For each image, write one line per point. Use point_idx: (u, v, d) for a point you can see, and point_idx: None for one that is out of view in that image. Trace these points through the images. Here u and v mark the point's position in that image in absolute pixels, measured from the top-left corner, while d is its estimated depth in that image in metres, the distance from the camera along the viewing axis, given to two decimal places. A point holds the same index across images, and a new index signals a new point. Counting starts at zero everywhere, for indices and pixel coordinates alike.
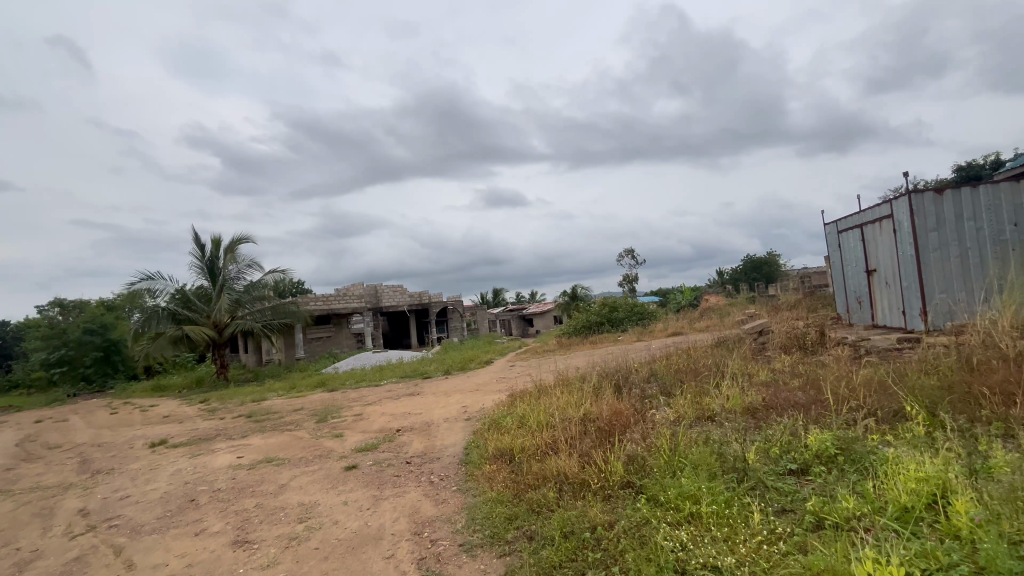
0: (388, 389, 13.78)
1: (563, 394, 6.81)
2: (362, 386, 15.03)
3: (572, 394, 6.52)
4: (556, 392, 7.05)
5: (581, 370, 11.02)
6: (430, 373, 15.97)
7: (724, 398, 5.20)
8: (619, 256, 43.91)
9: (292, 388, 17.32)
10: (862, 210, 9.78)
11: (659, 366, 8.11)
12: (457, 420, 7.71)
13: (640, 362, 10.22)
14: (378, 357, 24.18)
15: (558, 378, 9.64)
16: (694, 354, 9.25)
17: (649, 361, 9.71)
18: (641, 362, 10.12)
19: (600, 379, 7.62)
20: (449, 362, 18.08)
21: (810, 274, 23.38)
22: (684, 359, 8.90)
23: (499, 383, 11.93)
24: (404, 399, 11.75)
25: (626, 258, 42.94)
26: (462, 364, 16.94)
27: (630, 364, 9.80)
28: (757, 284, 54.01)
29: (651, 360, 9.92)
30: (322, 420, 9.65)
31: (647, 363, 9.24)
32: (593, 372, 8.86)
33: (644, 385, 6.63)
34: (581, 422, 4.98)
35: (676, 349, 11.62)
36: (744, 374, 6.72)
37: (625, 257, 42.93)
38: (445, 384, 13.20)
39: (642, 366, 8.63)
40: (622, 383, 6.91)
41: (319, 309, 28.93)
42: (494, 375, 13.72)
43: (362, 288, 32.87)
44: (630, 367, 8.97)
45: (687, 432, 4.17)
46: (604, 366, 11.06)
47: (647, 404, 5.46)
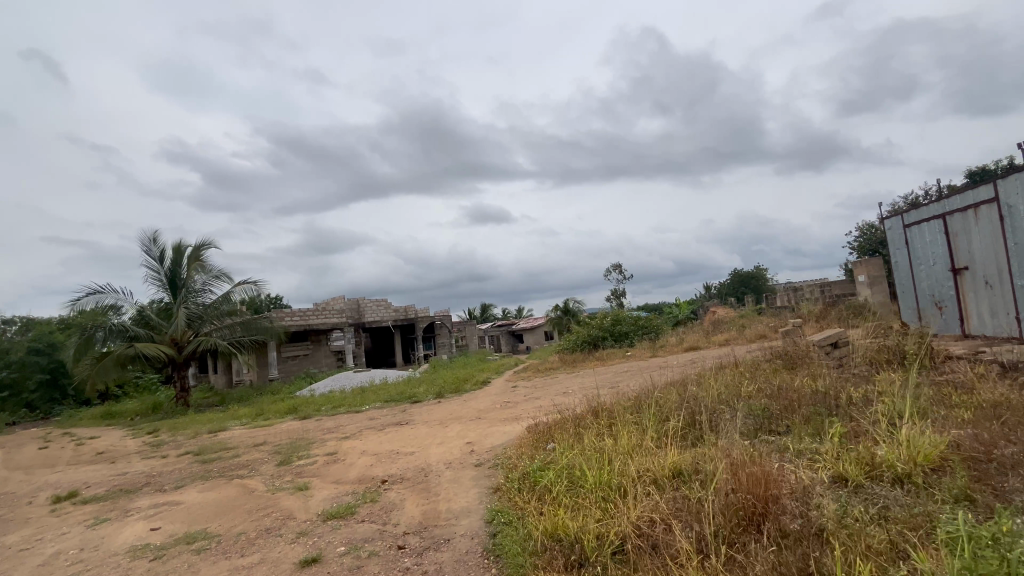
0: (370, 416, 11.65)
1: (612, 433, 4.92)
2: (340, 413, 12.87)
3: (630, 434, 4.66)
4: (600, 429, 5.17)
5: (606, 396, 9.10)
6: (419, 396, 13.86)
7: (885, 441, 3.43)
8: (612, 269, 42.55)
9: (259, 414, 15.02)
10: (942, 197, 8.24)
11: (725, 390, 6.29)
12: (464, 466, 5.73)
13: (681, 384, 8.36)
14: (359, 377, 21.92)
15: (585, 406, 7.72)
16: (754, 373, 7.44)
17: (696, 383, 7.85)
18: (683, 384, 8.26)
19: (653, 409, 5.77)
20: (440, 382, 15.98)
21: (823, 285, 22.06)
22: (745, 379, 7.09)
23: (505, 410, 9.94)
24: (392, 430, 9.71)
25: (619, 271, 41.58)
26: (456, 385, 14.89)
27: (672, 387, 7.94)
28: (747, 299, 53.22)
29: (697, 382, 8.06)
30: (284, 461, 7.55)
31: (698, 385, 7.40)
32: (634, 399, 6.99)
33: (728, 417, 4.79)
34: (685, 491, 3.12)
35: (716, 367, 9.80)
36: (860, 403, 4.96)
37: (618, 271, 41.58)
38: (439, 410, 11.15)
39: (696, 390, 6.79)
40: (692, 415, 5.08)
41: (295, 325, 26.55)
42: (496, 398, 11.71)
43: (343, 302, 30.59)
44: (679, 390, 7.12)
45: (920, 536, 2.36)
46: (634, 391, 9.16)
47: (764, 453, 3.65)
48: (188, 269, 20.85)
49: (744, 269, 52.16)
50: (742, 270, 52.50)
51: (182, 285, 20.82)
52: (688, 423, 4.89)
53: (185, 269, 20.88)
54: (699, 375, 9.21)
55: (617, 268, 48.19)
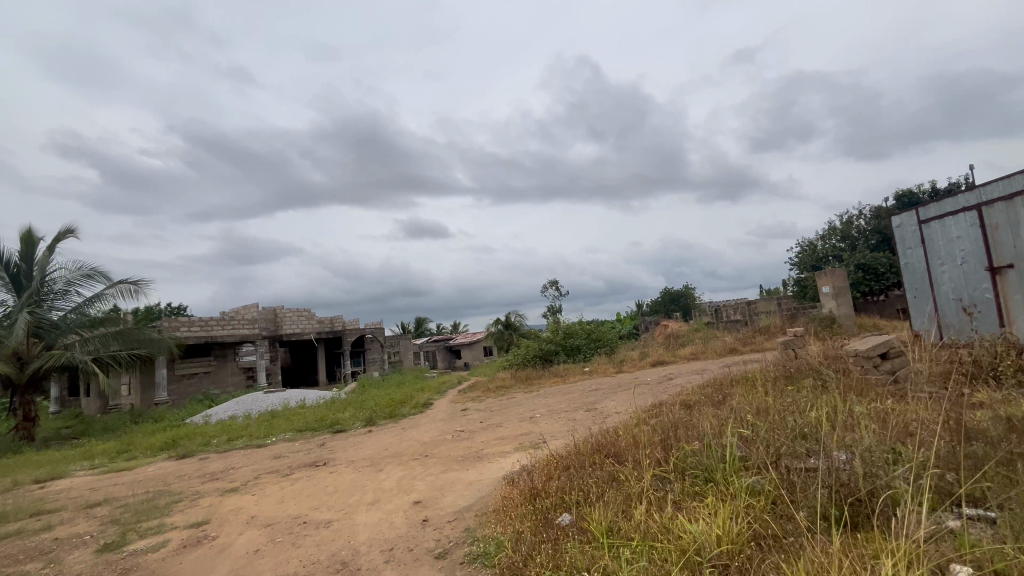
0: (274, 453, 8.79)
1: (672, 503, 3.04)
2: (236, 448, 9.82)
3: (710, 505, 2.82)
4: (640, 486, 3.27)
5: (590, 429, 7.11)
6: (344, 423, 11.08)
7: None
8: (554, 284, 41.52)
9: (126, 450, 11.43)
10: (976, 186, 7.23)
11: (775, 416, 4.60)
12: (416, 560, 3.42)
13: (687, 410, 6.57)
14: (272, 399, 18.38)
15: (574, 444, 5.68)
16: (790, 393, 5.76)
17: (713, 407, 6.06)
18: (690, 410, 6.47)
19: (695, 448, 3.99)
20: (370, 405, 13.23)
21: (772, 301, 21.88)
22: (788, 400, 5.37)
23: (459, 444, 7.60)
24: (304, 475, 7.03)
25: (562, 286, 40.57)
26: (391, 408, 12.25)
27: (682, 414, 6.11)
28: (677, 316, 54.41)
29: (712, 407, 6.28)
30: (113, 543, 4.72)
31: (718, 410, 5.64)
32: (645, 430, 5.14)
33: (858, 457, 2.98)
34: None
35: (714, 388, 8.14)
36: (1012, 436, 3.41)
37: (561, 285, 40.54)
38: (372, 443, 8.60)
39: (726, 417, 5.06)
40: (772, 452, 3.37)
41: (194, 337, 22.31)
42: (445, 426, 9.33)
43: (257, 312, 26.49)
44: (698, 418, 5.35)
45: None
46: (624, 421, 7.22)
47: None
48: (44, 263, 16.57)
49: (677, 289, 53.04)
50: (677, 289, 53.48)
51: (35, 283, 16.46)
52: (773, 466, 3.19)
53: (39, 263, 16.58)
54: (700, 397, 7.47)
55: (556, 284, 47.50)
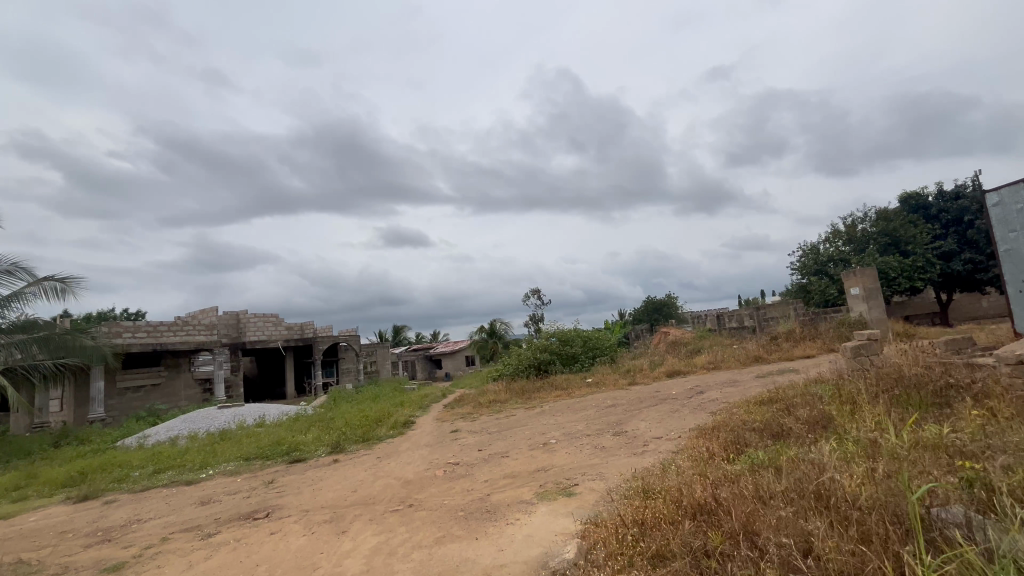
0: (203, 497, 6.58)
1: None
2: (159, 486, 7.56)
3: None
4: None
5: (636, 468, 5.28)
6: (305, 449, 8.93)
7: None
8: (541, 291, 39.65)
9: (23, 484, 8.98)
10: None
11: (997, 461, 2.90)
12: None
13: (771, 443, 4.86)
14: (226, 416, 15.90)
15: (632, 501, 3.95)
16: (936, 422, 4.11)
17: (818, 441, 4.39)
18: (777, 443, 4.78)
19: (904, 542, 2.33)
20: (339, 424, 11.03)
21: (779, 306, 20.47)
22: (955, 433, 3.69)
23: (454, 486, 5.59)
24: (232, 536, 4.89)
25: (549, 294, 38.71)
26: (364, 428, 10.12)
27: (773, 450, 4.43)
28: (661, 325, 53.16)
29: (810, 439, 4.61)
30: None
31: (833, 444, 4.02)
32: (747, 482, 3.48)
33: None
34: None
35: (779, 407, 6.42)
36: None
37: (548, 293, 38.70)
38: (338, 481, 6.51)
39: (866, 461, 3.48)
40: None
41: (139, 345, 19.61)
42: (433, 455, 7.30)
43: (217, 317, 23.78)
44: (815, 459, 3.73)
45: None
46: (680, 454, 5.43)
47: None
48: None
49: (664, 297, 51.82)
50: (663, 297, 52.31)
51: None
52: None
53: None
54: (771, 419, 5.73)
55: (539, 293, 45.76)
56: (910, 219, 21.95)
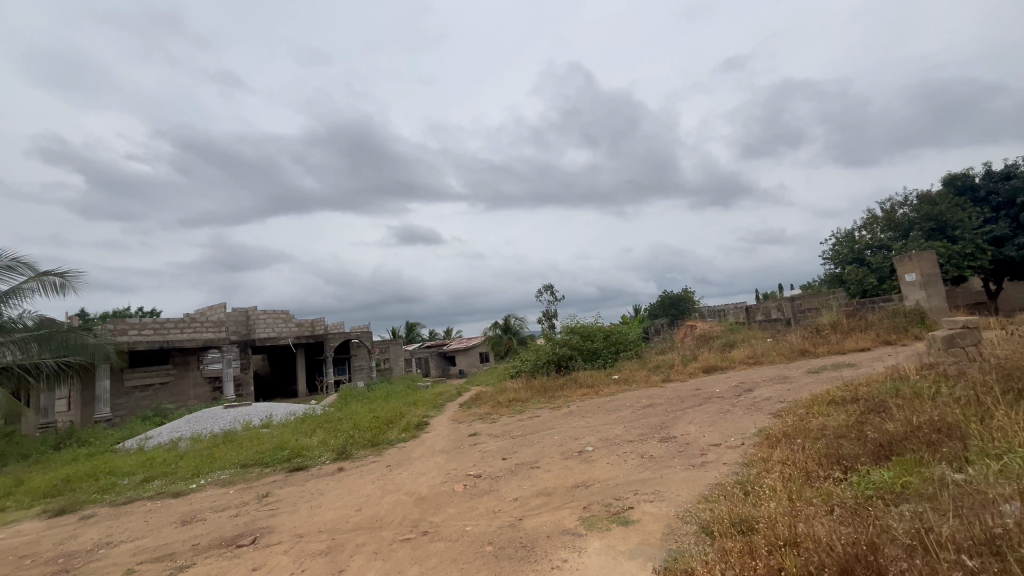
0: (186, 515, 5.68)
1: None
2: (143, 499, 6.71)
3: None
4: None
5: (701, 487, 4.30)
6: (308, 456, 8.05)
7: None
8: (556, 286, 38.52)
9: (7, 493, 8.25)
10: None
11: None
12: None
13: (878, 460, 3.86)
14: (232, 415, 15.15)
15: (721, 544, 2.97)
16: None
17: (957, 462, 3.38)
18: (887, 460, 3.78)
19: None
20: (348, 426, 10.14)
21: (815, 297, 19.14)
22: None
23: (477, 506, 4.64)
24: (207, 572, 3.96)
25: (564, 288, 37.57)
26: (374, 430, 9.22)
27: (892, 471, 3.45)
28: (678, 320, 51.66)
29: (939, 456, 3.58)
30: None
31: (1001, 470, 2.99)
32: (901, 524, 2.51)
33: None
34: None
35: (863, 411, 5.37)
36: None
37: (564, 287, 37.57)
38: (341, 496, 5.59)
39: None
40: None
41: (145, 342, 19.04)
42: (450, 464, 6.34)
43: (226, 313, 23.17)
44: (983, 493, 2.73)
45: None
46: (753, 470, 4.43)
47: None
48: None
49: (682, 291, 50.33)
50: (681, 291, 50.81)
51: None
52: None
53: None
54: (861, 425, 4.71)
55: (552, 288, 44.63)
56: (958, 201, 20.37)
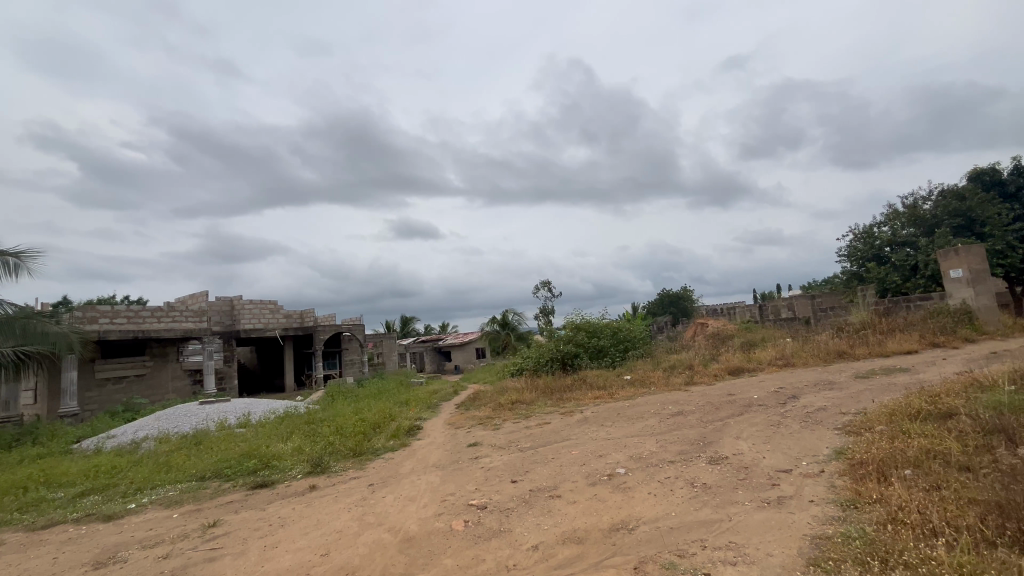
0: (105, 553, 4.42)
1: None
2: (68, 522, 5.45)
3: None
4: None
5: (796, 542, 3.10)
6: (277, 467, 6.80)
7: None
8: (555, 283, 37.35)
9: None
10: None
11: None
12: None
13: None
14: (207, 412, 13.87)
15: None
16: None
17: None
18: None
19: None
20: (329, 430, 8.89)
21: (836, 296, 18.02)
22: None
23: (482, 558, 3.42)
24: None
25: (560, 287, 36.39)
26: (358, 437, 7.98)
27: None
28: (676, 319, 50.54)
29: None
30: None
31: None
32: None
33: None
34: None
35: (978, 434, 4.17)
36: None
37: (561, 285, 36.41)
38: (305, 532, 4.34)
39: None
40: None
41: (118, 332, 17.72)
42: (446, 488, 5.10)
43: (208, 302, 21.80)
44: None
45: None
46: (864, 517, 3.23)
47: None
48: None
49: (682, 289, 49.29)
50: (681, 289, 49.73)
51: None
52: None
53: None
54: (1005, 459, 3.49)
55: (549, 285, 43.48)
56: (988, 196, 19.23)
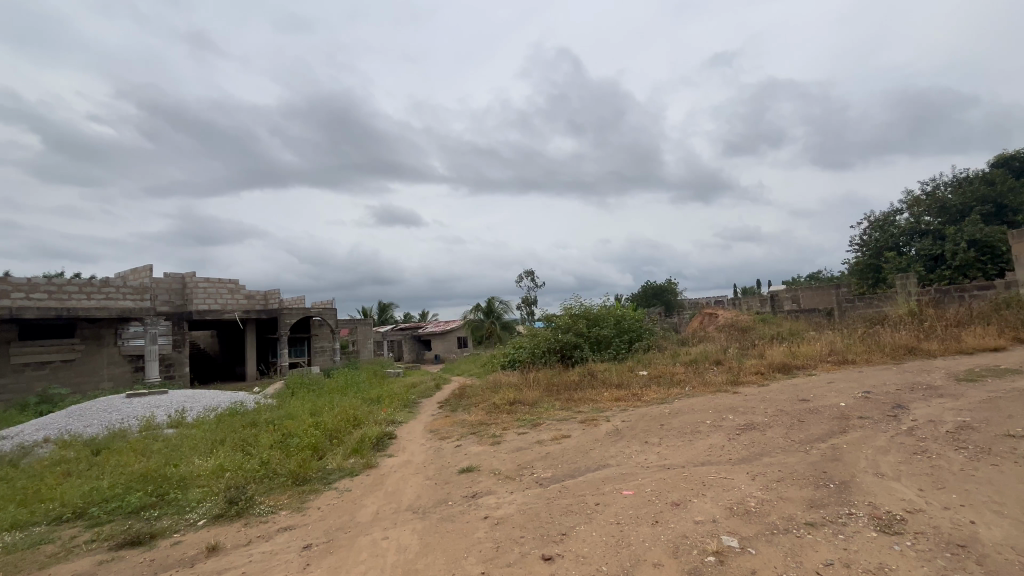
0: None
1: None
2: None
3: None
4: None
5: None
6: (176, 505, 4.57)
7: None
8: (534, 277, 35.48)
9: None
10: None
11: None
12: None
13: None
14: (134, 406, 11.38)
15: None
16: None
17: None
18: None
19: None
20: (269, 439, 6.68)
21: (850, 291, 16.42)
22: None
23: None
24: None
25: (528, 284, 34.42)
26: (305, 454, 5.78)
27: None
28: (663, 312, 49.00)
29: None
30: None
31: None
32: None
33: None
34: None
35: None
36: None
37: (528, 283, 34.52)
38: None
39: None
40: None
41: (36, 309, 15.01)
42: (429, 568, 2.98)
43: (153, 279, 19.05)
44: None
45: None
46: None
47: None
48: None
49: (668, 281, 47.80)
50: (665, 282, 48.48)
51: None
52: None
53: None
54: None
55: (533, 274, 41.52)
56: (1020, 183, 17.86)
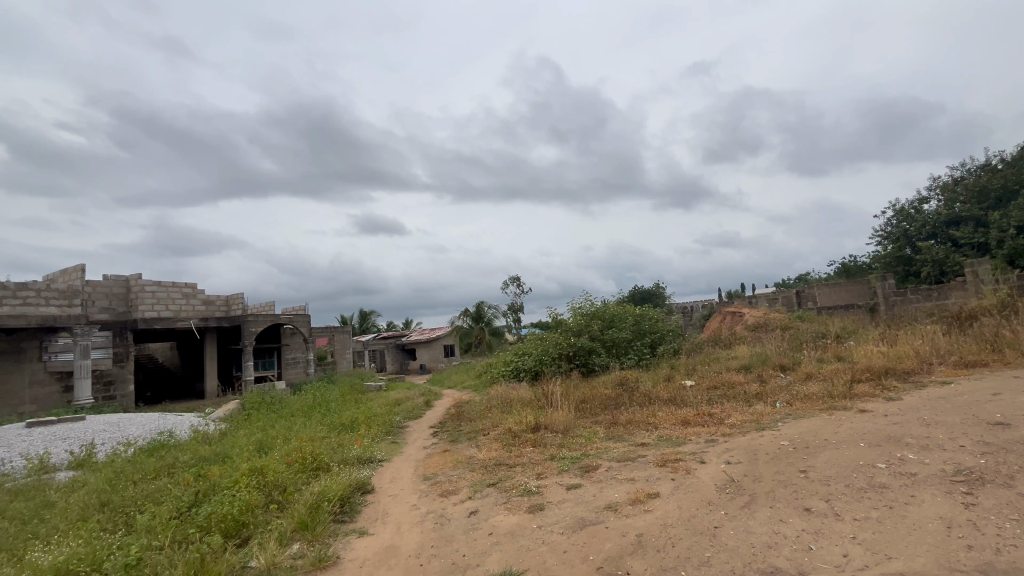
0: None
1: None
2: None
3: None
4: None
5: None
6: None
7: None
8: (519, 283, 33.20)
9: None
10: None
11: None
12: None
13: None
14: (33, 440, 8.73)
15: None
16: None
17: None
18: None
19: None
20: (168, 506, 4.25)
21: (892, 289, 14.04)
22: None
23: None
24: None
25: (513, 285, 32.15)
26: (214, 540, 3.40)
27: None
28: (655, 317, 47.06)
29: None
30: None
31: None
32: None
33: None
34: None
35: None
36: None
37: (512, 285, 32.13)
38: None
39: None
40: None
41: None
42: None
43: (89, 282, 16.22)
44: None
45: None
46: None
47: None
48: None
49: (659, 286, 46.06)
50: (655, 286, 46.73)
51: None
52: None
53: None
54: None
55: (518, 280, 39.37)
56: None
